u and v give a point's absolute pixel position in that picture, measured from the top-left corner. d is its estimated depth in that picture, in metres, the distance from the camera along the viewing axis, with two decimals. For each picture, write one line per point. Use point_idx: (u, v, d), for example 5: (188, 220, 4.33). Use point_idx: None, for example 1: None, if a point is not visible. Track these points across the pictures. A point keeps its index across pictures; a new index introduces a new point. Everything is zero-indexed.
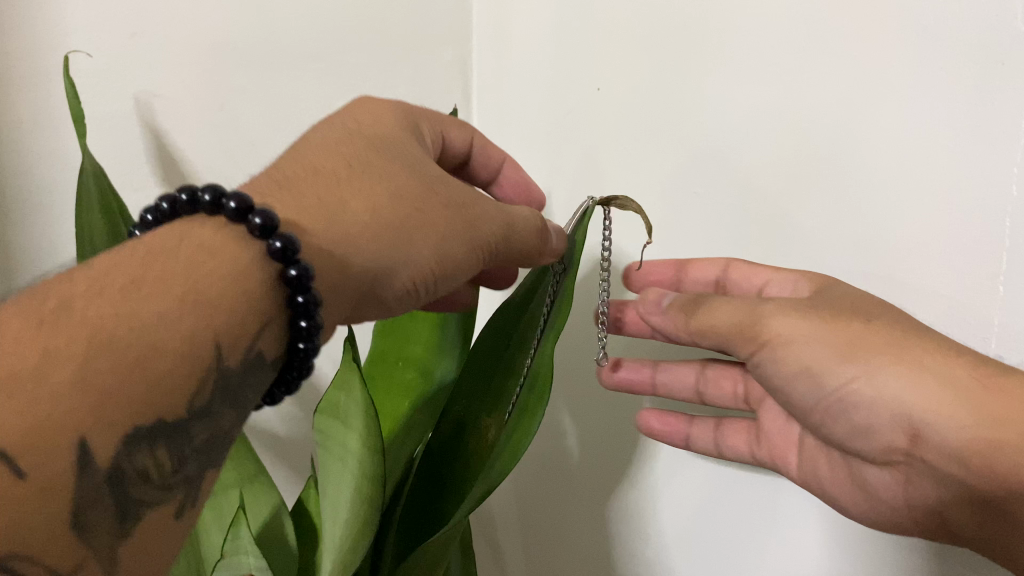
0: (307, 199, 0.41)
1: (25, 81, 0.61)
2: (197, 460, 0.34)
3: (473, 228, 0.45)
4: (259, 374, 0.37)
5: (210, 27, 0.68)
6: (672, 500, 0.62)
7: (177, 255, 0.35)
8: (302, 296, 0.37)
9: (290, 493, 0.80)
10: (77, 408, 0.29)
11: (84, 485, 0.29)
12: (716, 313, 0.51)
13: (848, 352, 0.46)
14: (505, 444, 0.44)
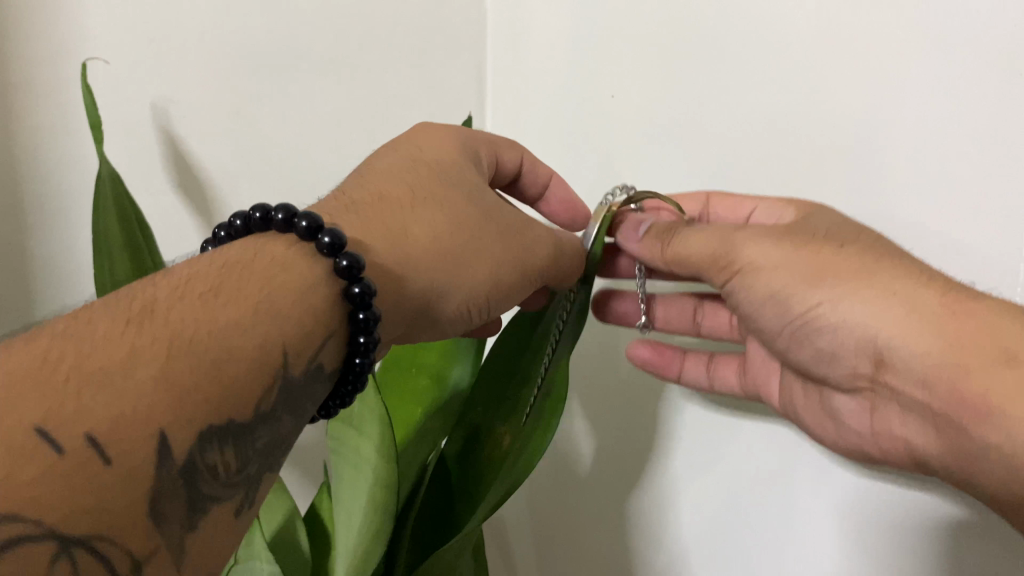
0: (370, 225, 0.43)
1: (44, 87, 0.62)
2: (260, 469, 0.33)
3: (524, 250, 0.48)
4: (317, 389, 0.37)
5: (227, 33, 0.68)
6: (687, 510, 0.60)
7: (249, 269, 0.36)
8: (363, 312, 0.38)
9: (302, 498, 0.80)
10: (155, 398, 0.28)
11: (162, 475, 0.28)
12: (691, 244, 0.50)
13: (815, 283, 0.46)
14: (521, 454, 0.44)
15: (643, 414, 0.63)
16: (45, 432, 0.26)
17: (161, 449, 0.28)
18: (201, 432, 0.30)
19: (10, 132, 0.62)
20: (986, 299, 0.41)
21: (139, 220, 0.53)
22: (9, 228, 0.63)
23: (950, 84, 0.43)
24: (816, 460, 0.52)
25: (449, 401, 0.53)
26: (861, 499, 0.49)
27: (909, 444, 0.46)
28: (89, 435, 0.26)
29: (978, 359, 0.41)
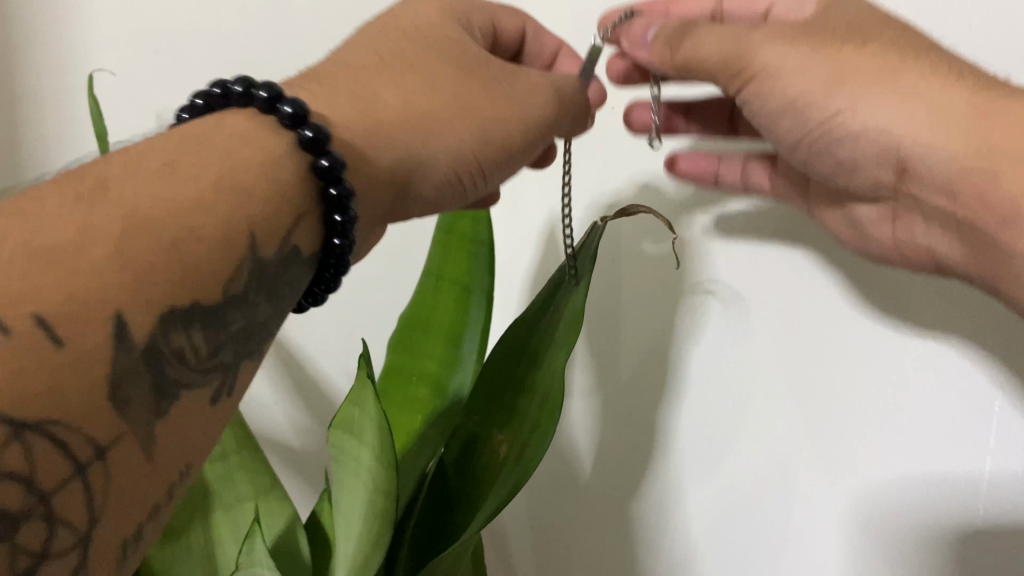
0: (349, 100, 0.43)
1: (49, 100, 0.66)
2: (228, 353, 0.34)
3: (528, 92, 0.48)
4: (294, 269, 0.38)
5: (230, 46, 0.71)
6: (684, 514, 0.60)
7: (212, 140, 0.36)
8: (335, 188, 0.38)
9: (305, 505, 0.80)
10: (122, 279, 0.30)
11: (123, 357, 0.29)
12: (703, 43, 0.45)
13: (833, 45, 0.42)
14: (521, 463, 0.45)
15: (640, 420, 0.63)
16: (40, 320, 0.27)
17: (125, 329, 0.29)
18: (161, 316, 0.31)
19: (17, 144, 0.65)
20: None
21: None
22: None
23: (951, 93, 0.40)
24: (812, 468, 0.52)
25: (449, 407, 0.54)
26: (857, 504, 0.49)
27: (938, 257, 0.43)
28: (44, 320, 0.27)
29: (1010, 160, 0.37)
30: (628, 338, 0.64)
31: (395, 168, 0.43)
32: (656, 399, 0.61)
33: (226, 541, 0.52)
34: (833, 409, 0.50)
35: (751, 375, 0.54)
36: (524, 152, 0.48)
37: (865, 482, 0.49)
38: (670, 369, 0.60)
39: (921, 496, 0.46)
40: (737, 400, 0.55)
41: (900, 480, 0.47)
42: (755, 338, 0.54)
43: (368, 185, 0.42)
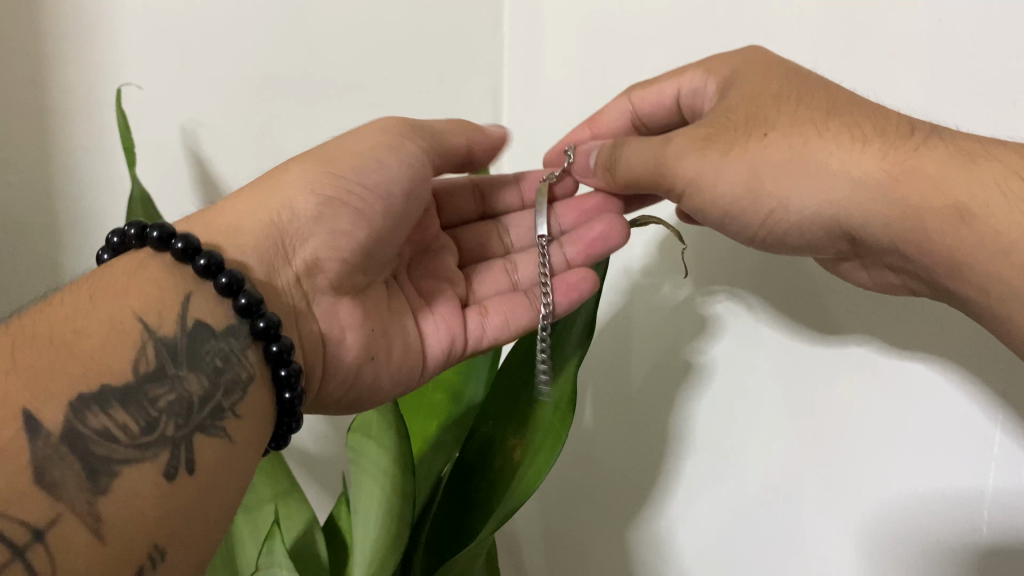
0: (213, 215, 0.45)
1: (79, 113, 0.68)
2: (207, 406, 0.37)
3: (370, 138, 0.49)
4: (216, 345, 0.39)
5: (254, 59, 0.72)
6: (698, 521, 0.60)
7: (111, 271, 0.39)
8: (224, 276, 0.40)
9: (322, 510, 0.82)
10: (74, 375, 0.33)
11: (97, 416, 0.33)
12: (633, 161, 0.49)
13: (736, 148, 0.45)
14: (532, 467, 0.46)
15: (651, 429, 0.64)
16: (26, 412, 0.31)
17: (91, 398, 0.33)
18: (120, 383, 0.34)
19: (49, 157, 0.67)
20: (932, 144, 0.40)
21: None
22: (46, 245, 0.69)
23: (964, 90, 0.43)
24: (821, 479, 0.52)
25: (462, 414, 0.56)
26: (870, 512, 0.49)
27: (914, 290, 0.43)
28: (25, 410, 0.31)
29: (932, 213, 0.40)
30: (640, 347, 0.64)
31: (271, 241, 0.45)
32: (667, 408, 0.62)
33: (245, 542, 0.54)
34: (839, 419, 0.50)
35: (756, 382, 0.55)
36: (393, 183, 0.49)
37: (878, 495, 0.48)
38: (680, 378, 0.60)
39: (933, 505, 0.46)
40: (747, 410, 0.56)
41: (909, 488, 0.47)
42: (761, 348, 0.54)
43: (252, 255, 0.44)
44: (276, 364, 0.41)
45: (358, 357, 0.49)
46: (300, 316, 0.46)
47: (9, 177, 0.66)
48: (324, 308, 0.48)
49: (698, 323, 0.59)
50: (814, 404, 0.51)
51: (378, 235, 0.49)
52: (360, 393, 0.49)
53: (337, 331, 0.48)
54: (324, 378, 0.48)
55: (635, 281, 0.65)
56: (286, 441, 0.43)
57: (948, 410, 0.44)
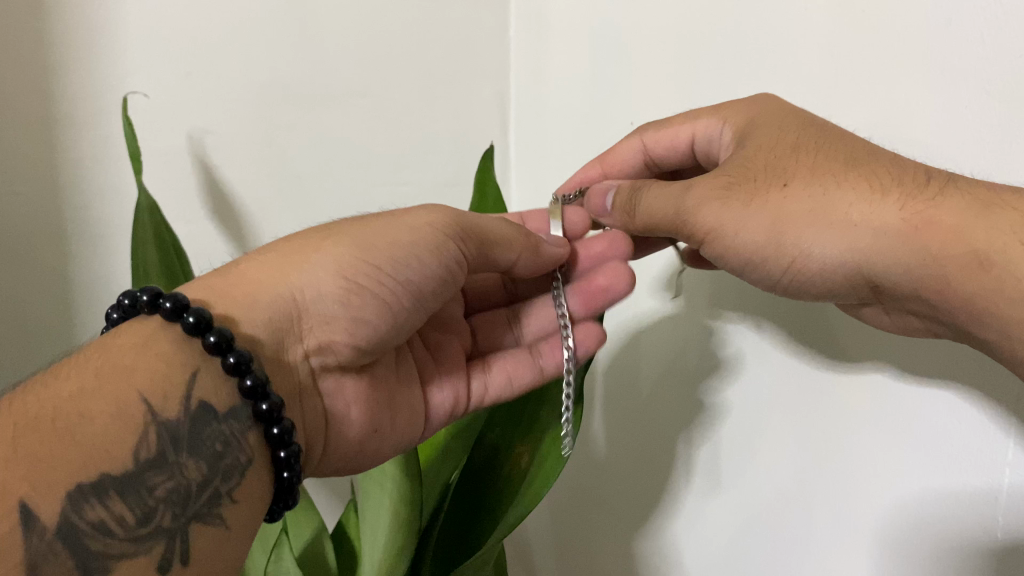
0: (230, 281, 0.44)
1: (86, 123, 0.68)
2: (204, 493, 0.37)
3: (407, 231, 0.46)
4: (212, 428, 0.38)
5: (261, 67, 0.73)
6: (709, 531, 0.60)
7: (120, 341, 0.39)
8: (232, 355, 0.39)
9: (330, 515, 0.82)
10: (73, 466, 0.33)
11: (94, 509, 0.32)
12: (653, 201, 0.48)
13: (759, 195, 0.44)
14: (536, 473, 0.46)
15: (659, 437, 0.64)
16: (23, 504, 0.30)
17: (89, 489, 0.33)
18: (120, 473, 0.34)
19: (57, 167, 0.68)
20: (951, 192, 0.39)
21: (174, 247, 0.57)
22: (54, 256, 0.70)
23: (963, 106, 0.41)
24: (829, 487, 0.51)
25: (469, 420, 0.57)
26: (881, 517, 0.48)
27: (939, 334, 0.41)
28: (23, 503, 0.30)
29: (953, 262, 0.39)
30: (648, 355, 0.64)
31: (286, 319, 0.43)
32: (677, 417, 0.61)
33: (254, 550, 0.55)
34: (841, 428, 0.50)
35: (763, 393, 0.54)
36: (425, 277, 0.46)
37: (889, 505, 0.48)
38: (688, 387, 0.60)
39: (944, 510, 0.45)
40: (753, 417, 0.55)
41: (920, 490, 0.46)
42: (766, 358, 0.54)
43: (263, 330, 0.42)
44: (276, 446, 0.40)
45: (362, 432, 0.48)
46: (304, 393, 0.45)
47: (17, 187, 0.66)
48: (331, 381, 0.47)
49: (704, 329, 0.59)
50: (820, 415, 0.51)
51: (397, 324, 0.47)
52: (362, 461, 0.49)
53: (342, 407, 0.47)
54: (329, 450, 0.48)
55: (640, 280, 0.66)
56: (279, 514, 0.43)
57: (956, 425, 0.43)
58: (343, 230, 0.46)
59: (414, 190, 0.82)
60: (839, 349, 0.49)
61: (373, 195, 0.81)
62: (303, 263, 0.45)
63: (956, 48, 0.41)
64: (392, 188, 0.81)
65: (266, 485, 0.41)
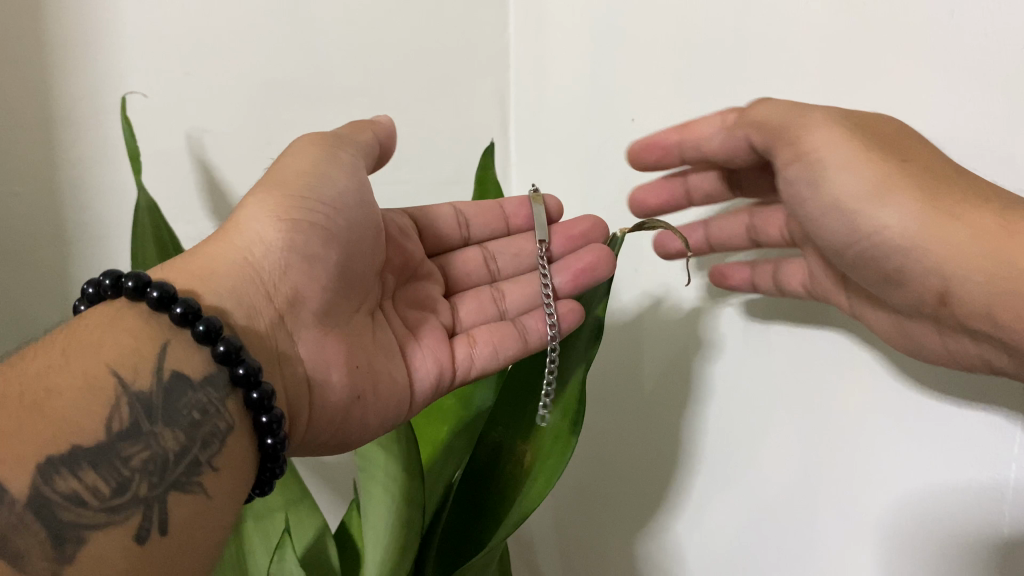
0: (186, 263, 0.45)
1: (84, 123, 0.68)
2: (183, 462, 0.37)
3: (311, 156, 0.49)
4: (183, 392, 0.38)
5: (260, 66, 0.73)
6: (714, 520, 0.59)
7: (87, 323, 0.39)
8: (201, 324, 0.40)
9: (333, 516, 0.82)
10: (44, 437, 0.33)
11: (66, 480, 0.32)
12: (772, 109, 0.46)
13: (882, 147, 0.41)
14: (539, 470, 0.46)
15: (662, 431, 0.63)
16: None
17: (60, 460, 0.32)
18: (92, 444, 0.34)
19: (54, 167, 0.68)
20: None
21: (174, 246, 0.57)
22: (53, 256, 0.70)
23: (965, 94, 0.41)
24: (835, 483, 0.50)
25: (471, 419, 0.56)
26: (887, 512, 0.48)
27: (993, 367, 0.40)
28: None
29: None
30: (650, 350, 0.64)
31: (248, 279, 0.45)
32: (680, 411, 0.61)
33: (257, 550, 0.54)
34: (846, 424, 0.49)
35: (767, 387, 0.54)
36: (349, 197, 0.48)
37: (894, 500, 0.47)
38: (691, 377, 0.60)
39: (953, 503, 0.44)
40: (755, 409, 0.55)
41: (926, 484, 0.45)
42: (770, 352, 0.53)
43: (229, 299, 0.44)
44: (257, 411, 0.40)
45: (345, 398, 0.47)
46: (282, 358, 0.45)
47: (13, 187, 0.67)
48: (309, 346, 0.47)
49: (705, 321, 0.58)
50: (824, 410, 0.50)
51: (345, 254, 0.49)
52: (349, 433, 0.48)
53: (322, 371, 0.47)
54: (313, 419, 0.46)
55: (642, 268, 0.65)
56: (269, 485, 0.43)
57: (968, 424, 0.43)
58: (262, 183, 0.49)
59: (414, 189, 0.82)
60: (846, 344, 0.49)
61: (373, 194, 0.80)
62: (242, 220, 0.47)
63: (957, 38, 0.41)
64: (392, 186, 0.81)
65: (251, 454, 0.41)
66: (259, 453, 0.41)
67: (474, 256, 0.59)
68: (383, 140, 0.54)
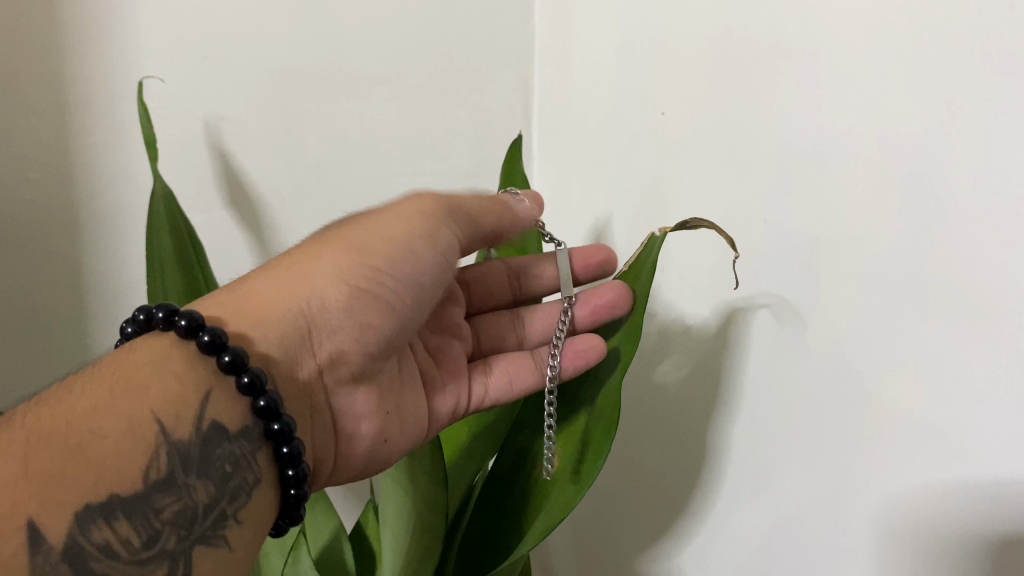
0: (243, 299, 0.44)
1: (96, 107, 0.67)
2: (211, 514, 0.36)
3: (404, 226, 0.46)
4: (218, 447, 0.38)
5: (278, 53, 0.71)
6: (733, 538, 0.58)
7: (134, 358, 0.38)
8: (246, 376, 0.39)
9: (347, 513, 0.81)
10: (85, 483, 0.33)
11: (100, 530, 0.32)
12: None
13: None
14: (569, 478, 0.44)
15: (689, 440, 0.62)
16: (32, 524, 0.31)
17: (97, 509, 0.32)
18: (128, 493, 0.34)
19: (66, 152, 0.66)
20: None
21: (190, 236, 0.56)
22: (64, 245, 0.69)
23: (1005, 96, 0.37)
24: (848, 491, 0.48)
25: (493, 422, 0.56)
26: (890, 523, 0.45)
27: None
28: (31, 522, 0.31)
29: None
30: (677, 358, 0.63)
31: (297, 334, 0.43)
32: (707, 419, 0.59)
33: (271, 552, 0.55)
34: (860, 435, 0.47)
35: (796, 396, 0.51)
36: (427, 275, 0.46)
37: (901, 505, 0.45)
38: (720, 389, 0.58)
39: (961, 514, 0.41)
40: (780, 411, 0.52)
41: (939, 493, 0.42)
42: (806, 360, 0.50)
43: (275, 350, 0.43)
44: (286, 465, 0.40)
45: (370, 444, 0.48)
46: (315, 405, 0.45)
47: (27, 174, 0.65)
48: (343, 396, 0.47)
49: (736, 325, 0.56)
50: (849, 422, 0.48)
51: (403, 326, 0.47)
52: (375, 466, 0.49)
53: (351, 422, 0.47)
54: (337, 461, 0.48)
55: (671, 266, 0.63)
56: (288, 527, 0.42)
57: (1000, 446, 0.38)
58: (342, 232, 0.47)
59: (434, 182, 0.81)
60: (865, 353, 0.46)
61: (392, 187, 0.79)
62: (303, 268, 0.45)
63: (995, 29, 0.37)
64: (411, 179, 0.80)
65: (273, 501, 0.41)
66: (281, 500, 0.41)
67: (497, 269, 0.58)
68: (507, 218, 0.51)
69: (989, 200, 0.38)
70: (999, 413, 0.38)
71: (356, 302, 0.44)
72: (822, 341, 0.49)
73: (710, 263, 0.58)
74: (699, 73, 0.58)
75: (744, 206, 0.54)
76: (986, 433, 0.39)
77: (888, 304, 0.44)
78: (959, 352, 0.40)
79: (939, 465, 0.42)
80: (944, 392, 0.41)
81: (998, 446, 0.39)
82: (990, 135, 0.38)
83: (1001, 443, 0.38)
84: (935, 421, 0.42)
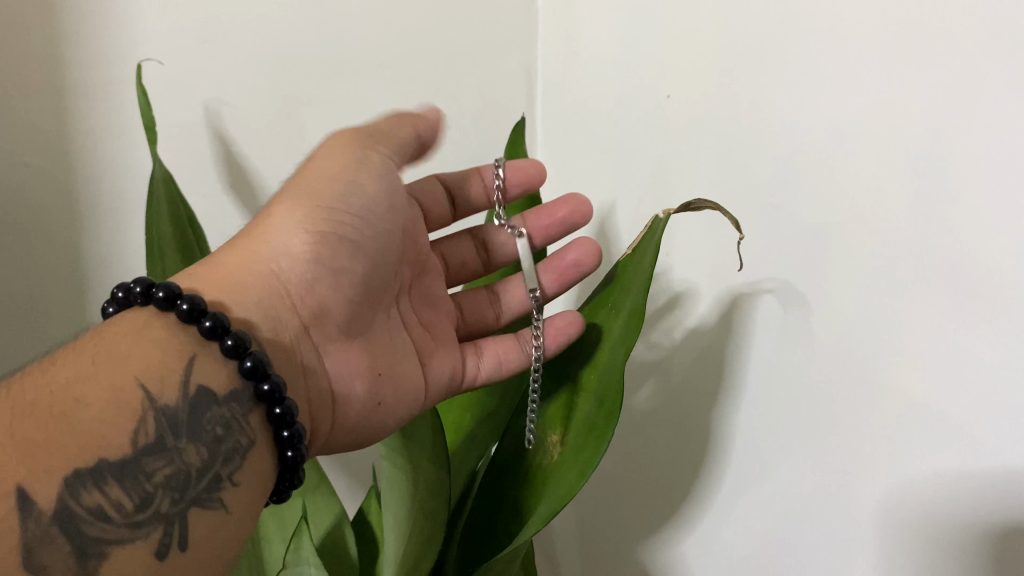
0: (215, 268, 0.45)
1: (93, 90, 0.66)
2: (204, 478, 0.36)
3: (326, 162, 0.47)
4: (206, 409, 0.38)
5: (279, 36, 0.71)
6: (736, 523, 0.58)
7: (116, 329, 0.38)
8: (230, 339, 0.39)
9: (349, 499, 0.81)
10: (73, 449, 0.32)
11: (91, 494, 0.32)
12: None
13: None
14: (572, 462, 0.44)
15: (692, 423, 0.61)
16: (21, 490, 0.30)
17: (86, 474, 0.32)
18: (117, 458, 0.33)
19: (64, 135, 0.66)
20: None
21: (188, 219, 0.56)
22: (63, 229, 0.68)
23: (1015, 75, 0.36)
24: (852, 476, 0.48)
25: (494, 407, 0.55)
26: (894, 508, 0.45)
27: None
28: (20, 487, 0.30)
29: None
30: (681, 341, 0.62)
31: (273, 292, 0.44)
32: (711, 403, 0.59)
33: (272, 539, 0.54)
34: (863, 420, 0.46)
35: (800, 381, 0.51)
36: (375, 204, 0.47)
37: (903, 490, 0.44)
38: (724, 372, 0.57)
39: (965, 500, 0.41)
40: (785, 395, 0.52)
41: (944, 478, 0.42)
42: (811, 346, 0.50)
43: (255, 313, 0.43)
44: (279, 426, 0.40)
45: (365, 405, 0.47)
46: (307, 367, 0.45)
47: (23, 156, 0.65)
48: (334, 357, 0.47)
49: (740, 309, 0.55)
50: (854, 408, 0.47)
51: (371, 262, 0.48)
52: (370, 435, 0.48)
53: (345, 382, 0.47)
54: (334, 427, 0.47)
55: (676, 250, 0.63)
56: (289, 495, 0.42)
57: (1006, 430, 0.38)
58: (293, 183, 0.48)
59: (436, 167, 0.80)
60: (870, 337, 0.45)
61: None
62: (261, 231, 0.46)
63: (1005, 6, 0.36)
64: None
65: (271, 467, 0.40)
66: (278, 464, 0.41)
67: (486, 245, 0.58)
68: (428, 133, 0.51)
69: (997, 181, 0.37)
70: (1005, 397, 0.38)
71: (321, 248, 0.45)
72: (827, 327, 0.48)
73: (715, 248, 0.58)
74: (704, 55, 0.57)
75: (749, 191, 0.54)
76: (992, 418, 0.39)
77: (892, 288, 0.43)
78: (965, 336, 0.40)
79: (945, 450, 0.42)
80: (949, 377, 0.41)
81: (1003, 430, 0.38)
82: (998, 115, 0.37)
83: (1007, 428, 0.38)
84: (940, 406, 0.41)
